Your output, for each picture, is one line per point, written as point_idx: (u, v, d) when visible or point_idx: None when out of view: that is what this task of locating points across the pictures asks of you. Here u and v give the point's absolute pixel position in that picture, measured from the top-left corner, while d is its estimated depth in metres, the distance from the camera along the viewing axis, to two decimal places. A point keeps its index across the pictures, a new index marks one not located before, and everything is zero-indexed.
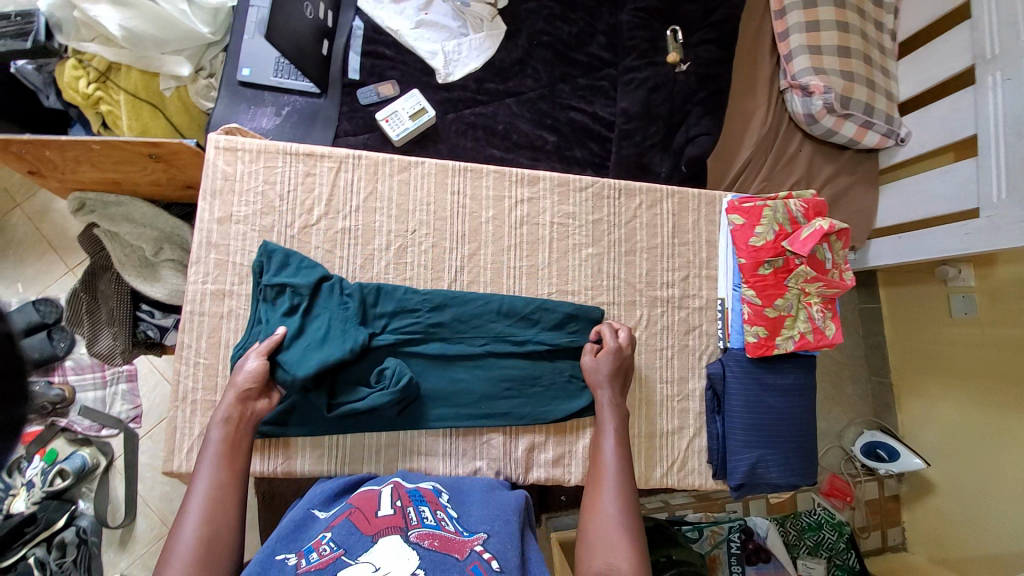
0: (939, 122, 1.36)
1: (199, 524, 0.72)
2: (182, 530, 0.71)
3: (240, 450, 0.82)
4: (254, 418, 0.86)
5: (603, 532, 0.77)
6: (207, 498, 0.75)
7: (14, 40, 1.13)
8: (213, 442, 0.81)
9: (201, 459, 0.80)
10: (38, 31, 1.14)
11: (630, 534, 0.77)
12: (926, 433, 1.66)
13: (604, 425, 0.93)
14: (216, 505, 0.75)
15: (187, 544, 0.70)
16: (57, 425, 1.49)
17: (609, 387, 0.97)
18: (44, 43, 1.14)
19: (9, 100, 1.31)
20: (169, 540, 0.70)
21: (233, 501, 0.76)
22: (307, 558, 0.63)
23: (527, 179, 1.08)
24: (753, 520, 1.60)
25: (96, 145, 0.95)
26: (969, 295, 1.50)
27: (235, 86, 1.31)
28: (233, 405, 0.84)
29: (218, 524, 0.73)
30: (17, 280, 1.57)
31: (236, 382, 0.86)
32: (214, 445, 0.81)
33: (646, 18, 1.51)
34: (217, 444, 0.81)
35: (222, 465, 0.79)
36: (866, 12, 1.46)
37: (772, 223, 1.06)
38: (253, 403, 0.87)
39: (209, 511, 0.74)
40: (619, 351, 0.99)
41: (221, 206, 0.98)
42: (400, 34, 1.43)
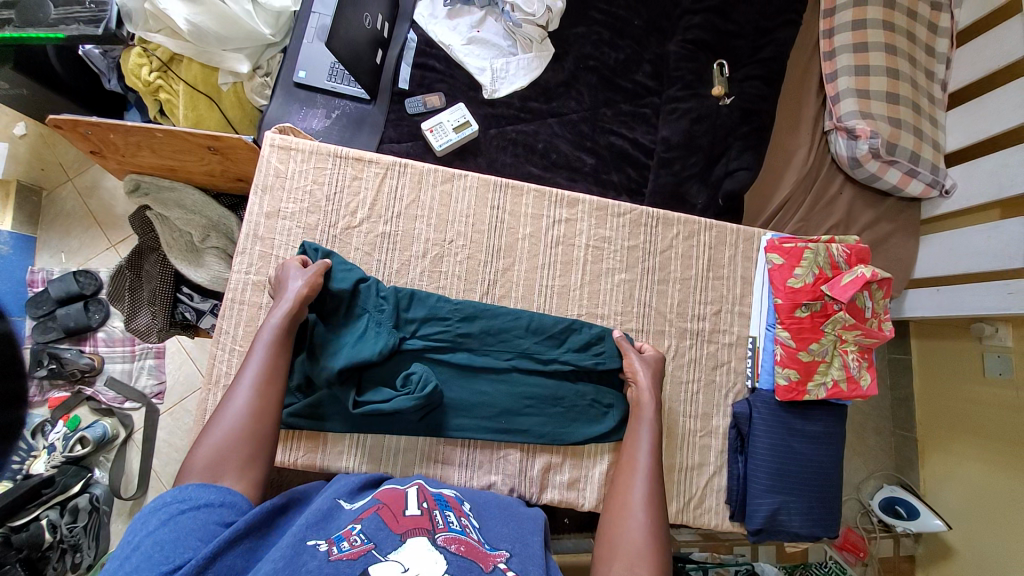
0: (987, 177, 1.33)
1: (248, 403, 0.76)
2: (233, 404, 0.76)
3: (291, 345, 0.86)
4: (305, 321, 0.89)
5: (630, 534, 0.78)
6: (257, 380, 0.79)
7: (87, 26, 1.15)
8: (271, 330, 0.84)
9: (257, 342, 0.84)
10: (111, 19, 1.16)
11: (653, 535, 0.78)
12: (948, 495, 1.60)
13: (642, 415, 0.95)
14: (265, 388, 0.79)
15: (235, 418, 0.74)
16: (83, 393, 1.54)
17: (651, 387, 0.97)
18: (114, 31, 1.16)
19: (79, 83, 1.39)
20: (220, 410, 0.75)
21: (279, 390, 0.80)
22: (338, 547, 0.62)
23: (567, 201, 1.09)
24: (761, 565, 1.53)
25: (161, 133, 1.00)
26: (1005, 355, 1.44)
27: (291, 87, 1.36)
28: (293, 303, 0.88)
29: (264, 408, 0.77)
30: (61, 251, 1.64)
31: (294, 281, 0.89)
32: (269, 333, 0.84)
33: (693, 50, 1.53)
34: (273, 333, 0.84)
35: (274, 353, 0.83)
36: (918, 60, 1.44)
37: (812, 266, 1.05)
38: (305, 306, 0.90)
39: (258, 392, 0.78)
40: (654, 356, 1.01)
41: (270, 201, 1.01)
42: (451, 48, 1.47)
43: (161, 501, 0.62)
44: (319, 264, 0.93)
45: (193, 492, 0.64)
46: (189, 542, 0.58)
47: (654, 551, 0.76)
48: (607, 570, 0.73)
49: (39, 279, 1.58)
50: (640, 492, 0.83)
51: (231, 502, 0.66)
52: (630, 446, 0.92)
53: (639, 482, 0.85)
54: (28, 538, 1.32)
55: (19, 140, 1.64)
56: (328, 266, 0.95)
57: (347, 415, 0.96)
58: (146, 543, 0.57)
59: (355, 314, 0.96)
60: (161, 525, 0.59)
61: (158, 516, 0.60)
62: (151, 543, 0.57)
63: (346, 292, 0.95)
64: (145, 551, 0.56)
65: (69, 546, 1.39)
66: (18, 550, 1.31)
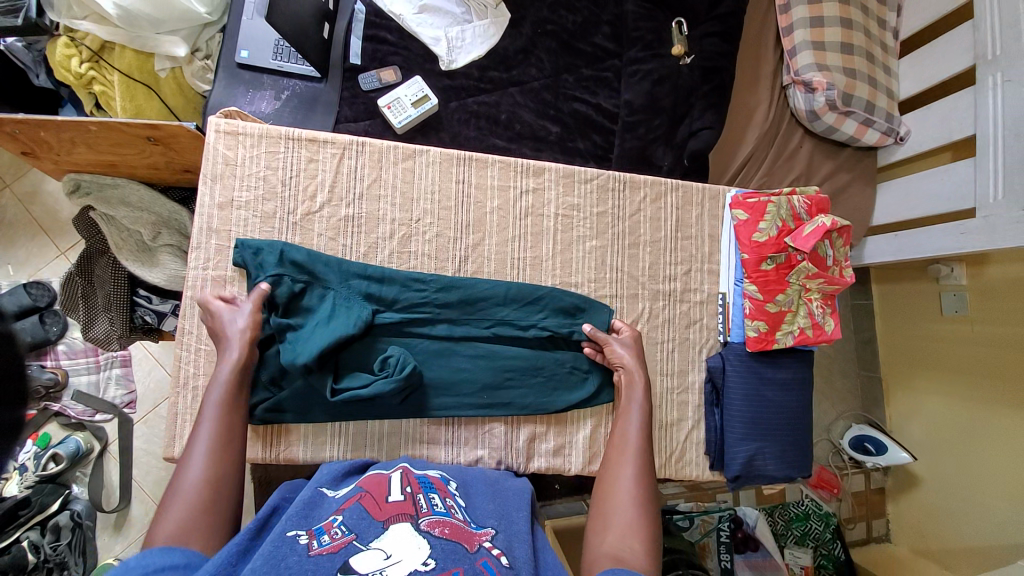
0: (938, 120, 1.37)
1: (205, 469, 0.74)
2: (189, 472, 0.73)
3: (239, 398, 0.84)
4: (249, 371, 0.88)
5: (621, 512, 0.78)
6: (210, 444, 0.77)
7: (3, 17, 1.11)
8: (217, 388, 0.82)
9: (204, 403, 0.81)
10: (29, 8, 1.11)
11: (642, 509, 0.79)
12: (912, 429, 1.71)
13: (631, 395, 0.96)
14: (220, 449, 0.77)
15: (192, 485, 0.72)
16: (50, 409, 1.49)
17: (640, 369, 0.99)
18: (35, 21, 1.12)
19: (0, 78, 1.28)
20: (174, 483, 0.72)
21: (235, 451, 0.78)
22: (319, 540, 0.63)
23: (533, 170, 1.07)
24: (742, 510, 1.67)
25: (94, 126, 0.93)
26: (960, 293, 1.52)
27: (233, 69, 1.29)
28: (234, 355, 0.86)
29: (221, 470, 0.75)
30: (7, 263, 1.56)
31: (232, 333, 0.87)
32: (215, 391, 0.82)
33: (651, 9, 1.50)
34: (218, 391, 0.82)
35: (224, 411, 0.81)
36: (869, 10, 1.45)
37: (776, 219, 1.06)
38: (251, 354, 0.88)
39: (214, 456, 0.76)
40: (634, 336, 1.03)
41: (222, 190, 0.96)
42: (402, 18, 1.40)
43: (124, 566, 0.57)
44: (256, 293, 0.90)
45: (154, 556, 0.60)
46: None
47: (645, 523, 0.77)
48: (601, 542, 0.75)
49: None
50: (629, 473, 0.84)
51: (194, 563, 0.62)
52: (619, 434, 0.93)
53: (627, 467, 0.85)
54: (12, 560, 1.30)
55: None
56: (266, 292, 0.91)
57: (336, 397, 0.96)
58: None
59: (303, 292, 0.94)
60: None
61: None
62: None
63: (285, 265, 0.93)
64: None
65: (55, 564, 1.38)
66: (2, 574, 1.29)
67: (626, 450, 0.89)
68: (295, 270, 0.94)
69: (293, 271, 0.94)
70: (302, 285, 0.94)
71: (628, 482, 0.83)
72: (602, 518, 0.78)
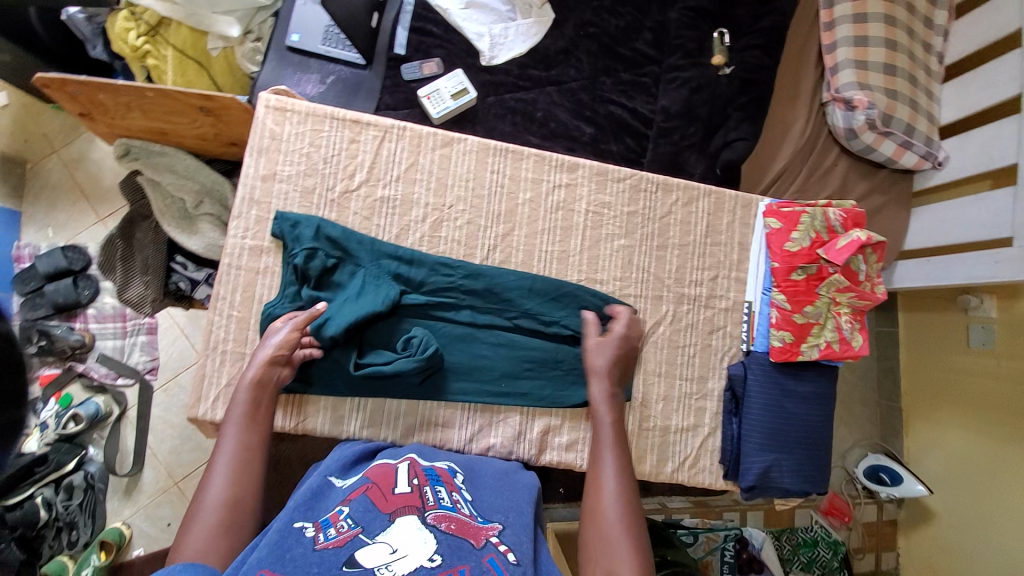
0: (979, 148, 1.34)
1: (224, 491, 0.74)
2: (209, 493, 0.74)
3: (262, 419, 0.84)
4: (275, 389, 0.88)
5: (605, 531, 0.76)
6: (230, 465, 0.77)
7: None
8: (241, 407, 0.83)
9: (227, 423, 0.82)
10: None
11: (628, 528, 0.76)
12: (929, 463, 1.67)
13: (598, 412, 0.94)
14: (239, 472, 0.77)
15: (212, 508, 0.72)
16: (74, 369, 1.55)
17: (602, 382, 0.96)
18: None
19: (60, 50, 1.37)
20: (195, 503, 0.73)
21: (255, 471, 0.78)
22: (325, 533, 0.65)
23: (567, 166, 1.08)
24: (749, 531, 1.64)
25: (151, 92, 0.97)
26: (989, 325, 1.48)
27: (284, 51, 1.34)
28: (259, 373, 0.86)
29: (241, 492, 0.75)
30: (48, 225, 1.63)
31: (262, 350, 0.87)
32: (240, 410, 0.83)
33: (695, 18, 1.51)
34: (241, 412, 0.82)
35: (246, 433, 0.81)
36: (916, 32, 1.43)
37: (809, 230, 1.06)
38: (278, 371, 0.88)
39: (233, 477, 0.76)
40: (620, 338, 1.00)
41: (266, 163, 0.99)
42: (448, 13, 1.43)
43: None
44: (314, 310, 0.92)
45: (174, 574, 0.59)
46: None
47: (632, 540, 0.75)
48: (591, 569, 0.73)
49: (26, 255, 1.58)
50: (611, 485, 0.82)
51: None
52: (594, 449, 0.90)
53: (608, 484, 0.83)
54: (23, 516, 1.38)
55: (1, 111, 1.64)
56: (321, 312, 0.92)
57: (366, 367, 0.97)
58: None
59: (335, 268, 0.96)
60: None
61: None
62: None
63: (316, 241, 0.95)
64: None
65: (64, 524, 1.45)
66: (13, 529, 1.37)
67: (603, 459, 0.87)
68: (329, 245, 0.97)
69: (326, 246, 0.96)
70: (335, 260, 0.96)
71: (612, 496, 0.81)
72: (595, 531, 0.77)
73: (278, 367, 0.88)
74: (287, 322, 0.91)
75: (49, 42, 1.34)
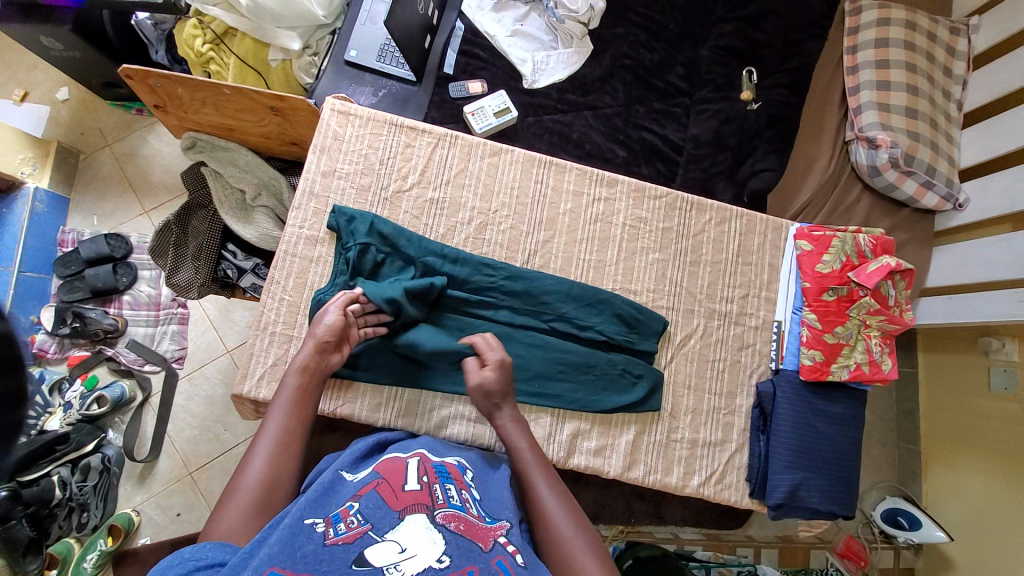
0: (1001, 191, 1.38)
1: (262, 471, 0.73)
2: (248, 470, 0.72)
3: (309, 403, 0.83)
4: (324, 372, 0.87)
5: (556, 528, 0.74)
6: (272, 445, 0.76)
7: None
8: (292, 386, 0.82)
9: (275, 402, 0.82)
10: None
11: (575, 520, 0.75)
12: (948, 507, 1.63)
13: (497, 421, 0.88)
14: (280, 452, 0.76)
15: (250, 485, 0.71)
16: (104, 352, 1.59)
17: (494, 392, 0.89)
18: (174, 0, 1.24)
19: (127, 49, 1.49)
20: (235, 477, 0.72)
21: (294, 454, 0.76)
22: (335, 528, 0.61)
23: (607, 180, 1.14)
24: (762, 569, 1.59)
25: (228, 90, 1.05)
26: (1010, 369, 1.48)
27: (342, 65, 1.43)
28: (309, 357, 0.85)
29: (279, 474, 0.74)
30: (94, 214, 1.71)
31: (313, 331, 0.87)
32: (290, 389, 0.82)
33: (725, 55, 1.60)
34: (290, 392, 0.82)
35: (294, 413, 0.80)
36: (936, 79, 1.50)
37: (840, 254, 1.10)
38: (326, 356, 0.87)
39: (273, 458, 0.74)
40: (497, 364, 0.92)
41: (327, 160, 1.06)
42: (495, 39, 1.53)
43: (178, 557, 0.58)
44: (340, 301, 0.91)
45: (209, 550, 0.60)
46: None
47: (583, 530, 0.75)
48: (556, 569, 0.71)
49: (70, 239, 1.65)
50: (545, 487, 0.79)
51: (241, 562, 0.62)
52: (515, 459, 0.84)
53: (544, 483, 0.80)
54: (39, 493, 1.35)
55: (61, 104, 1.74)
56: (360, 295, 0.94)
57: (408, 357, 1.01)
58: None
59: (383, 263, 1.02)
60: None
61: None
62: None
63: (365, 238, 1.00)
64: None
65: (77, 504, 1.43)
66: (26, 506, 1.32)
67: (527, 467, 0.83)
68: (380, 241, 1.02)
69: (376, 242, 1.01)
70: (385, 255, 1.02)
71: (551, 498, 0.77)
72: (548, 538, 0.74)
73: (329, 353, 0.88)
74: (330, 306, 0.90)
75: (120, 45, 1.44)
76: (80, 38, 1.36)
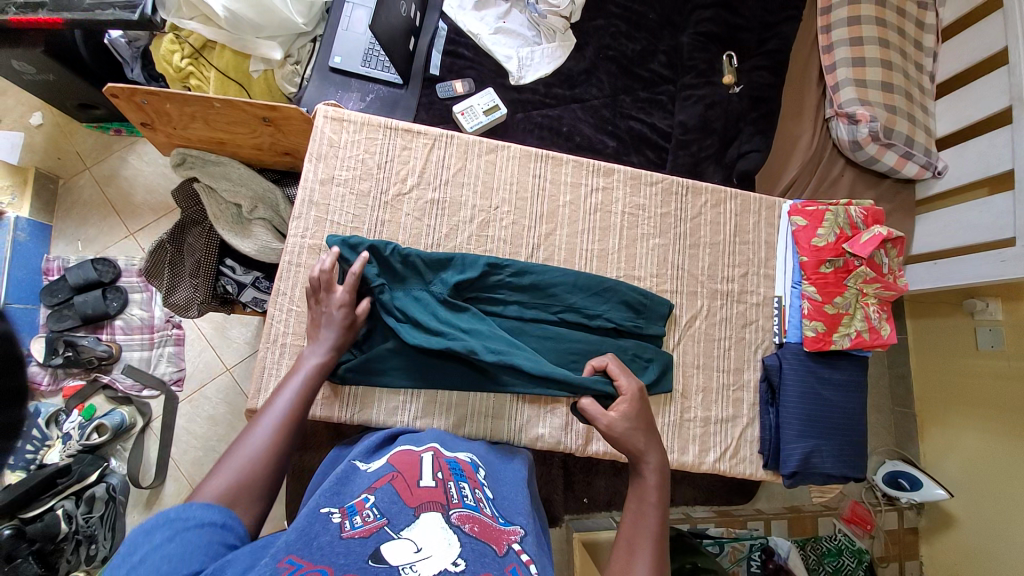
0: (976, 158, 1.42)
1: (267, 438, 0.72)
2: (255, 435, 0.72)
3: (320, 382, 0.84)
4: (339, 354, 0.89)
5: None
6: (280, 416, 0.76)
7: (123, 11, 1.19)
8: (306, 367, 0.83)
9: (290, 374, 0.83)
10: (146, 5, 1.19)
11: None
12: (946, 465, 1.69)
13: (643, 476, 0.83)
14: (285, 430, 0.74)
15: (253, 450, 0.70)
16: (98, 381, 1.54)
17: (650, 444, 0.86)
18: (149, 16, 1.19)
19: (99, 68, 1.45)
20: (240, 440, 0.71)
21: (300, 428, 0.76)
22: (351, 522, 0.60)
23: (603, 171, 1.15)
24: (774, 540, 1.60)
25: (218, 103, 1.04)
26: (996, 328, 1.54)
27: (326, 72, 1.42)
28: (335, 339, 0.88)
29: (283, 444, 0.73)
30: (78, 239, 1.67)
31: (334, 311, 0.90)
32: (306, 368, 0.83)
33: (705, 41, 1.63)
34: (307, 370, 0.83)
35: (306, 391, 0.81)
36: (908, 53, 1.55)
37: (833, 227, 1.13)
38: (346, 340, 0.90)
39: (280, 428, 0.74)
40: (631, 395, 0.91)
41: (324, 168, 1.05)
42: (479, 37, 1.54)
43: (164, 516, 0.57)
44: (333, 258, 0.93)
45: (196, 510, 0.60)
46: (199, 559, 0.55)
47: None
48: None
49: (55, 267, 1.60)
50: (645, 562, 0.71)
51: (229, 524, 0.61)
52: (632, 508, 0.79)
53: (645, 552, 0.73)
54: (43, 528, 1.30)
55: (36, 129, 1.69)
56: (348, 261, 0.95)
57: (420, 359, 1.01)
58: (153, 559, 0.53)
59: (400, 282, 1.02)
60: (168, 541, 0.55)
61: (161, 531, 0.55)
62: (159, 558, 0.53)
63: (375, 280, 0.97)
64: (153, 565, 0.52)
65: (84, 537, 1.37)
66: (31, 542, 1.29)
67: (643, 533, 0.76)
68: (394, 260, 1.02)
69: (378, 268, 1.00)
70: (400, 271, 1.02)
71: None
72: None
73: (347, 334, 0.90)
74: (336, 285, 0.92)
75: (93, 64, 1.41)
76: (54, 60, 1.33)
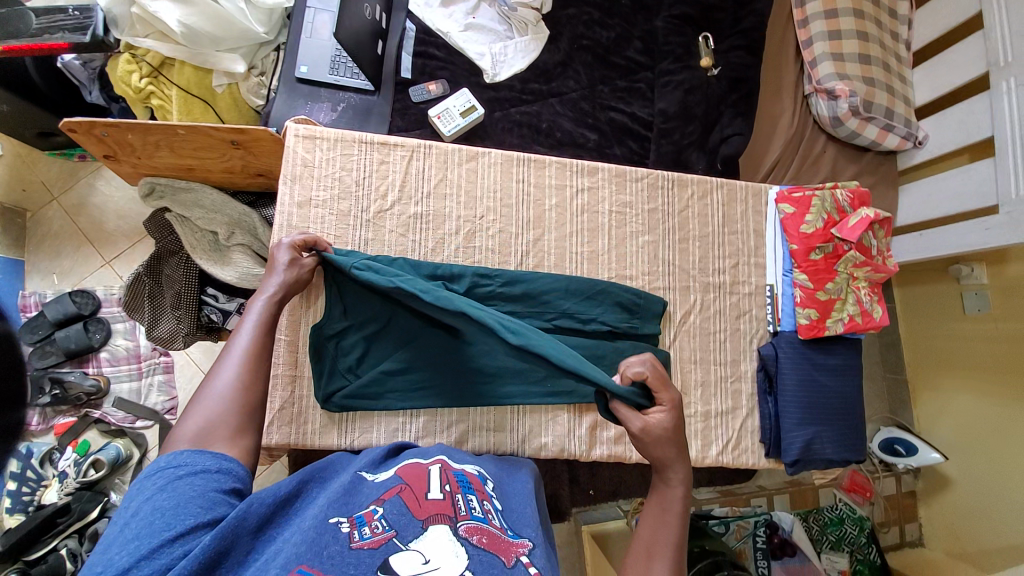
0: (956, 125, 1.41)
1: (232, 376, 0.69)
2: (219, 378, 0.69)
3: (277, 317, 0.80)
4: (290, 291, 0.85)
5: None
6: (241, 354, 0.72)
7: (72, 34, 1.13)
8: (260, 304, 0.80)
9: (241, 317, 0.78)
10: (97, 25, 1.13)
11: None
12: (939, 430, 1.73)
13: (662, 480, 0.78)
14: (252, 360, 0.72)
15: (220, 392, 0.67)
16: (91, 416, 1.50)
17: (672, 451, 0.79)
18: (102, 37, 1.14)
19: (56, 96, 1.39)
20: (204, 383, 0.68)
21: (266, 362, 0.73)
22: (359, 532, 0.58)
23: (587, 170, 1.13)
24: (777, 515, 1.63)
25: (183, 130, 0.99)
26: (981, 292, 1.56)
27: (292, 82, 1.35)
28: (285, 277, 0.84)
29: (252, 379, 0.71)
30: (52, 272, 1.61)
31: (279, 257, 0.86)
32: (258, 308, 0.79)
33: (680, 24, 1.61)
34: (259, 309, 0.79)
35: (264, 326, 0.77)
36: (883, 22, 1.53)
37: (821, 212, 1.13)
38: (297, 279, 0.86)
39: (245, 364, 0.71)
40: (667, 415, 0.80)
41: (301, 190, 1.02)
42: (449, 35, 1.49)
43: (156, 466, 0.57)
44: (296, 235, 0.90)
45: (188, 457, 0.59)
46: (190, 510, 0.53)
47: None
48: None
49: (32, 302, 1.55)
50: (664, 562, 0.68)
51: (228, 469, 0.61)
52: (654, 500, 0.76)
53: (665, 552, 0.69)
54: (48, 568, 1.28)
55: None
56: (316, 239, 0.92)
57: (418, 376, 1.00)
58: (144, 509, 0.53)
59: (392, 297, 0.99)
60: (160, 491, 0.55)
61: (155, 481, 0.56)
62: (150, 509, 0.53)
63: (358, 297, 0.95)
64: (144, 518, 0.52)
65: None
66: None
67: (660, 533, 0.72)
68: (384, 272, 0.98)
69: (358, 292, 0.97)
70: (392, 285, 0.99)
71: None
72: None
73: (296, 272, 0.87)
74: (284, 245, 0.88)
75: (50, 92, 1.35)
76: (5, 90, 1.26)
